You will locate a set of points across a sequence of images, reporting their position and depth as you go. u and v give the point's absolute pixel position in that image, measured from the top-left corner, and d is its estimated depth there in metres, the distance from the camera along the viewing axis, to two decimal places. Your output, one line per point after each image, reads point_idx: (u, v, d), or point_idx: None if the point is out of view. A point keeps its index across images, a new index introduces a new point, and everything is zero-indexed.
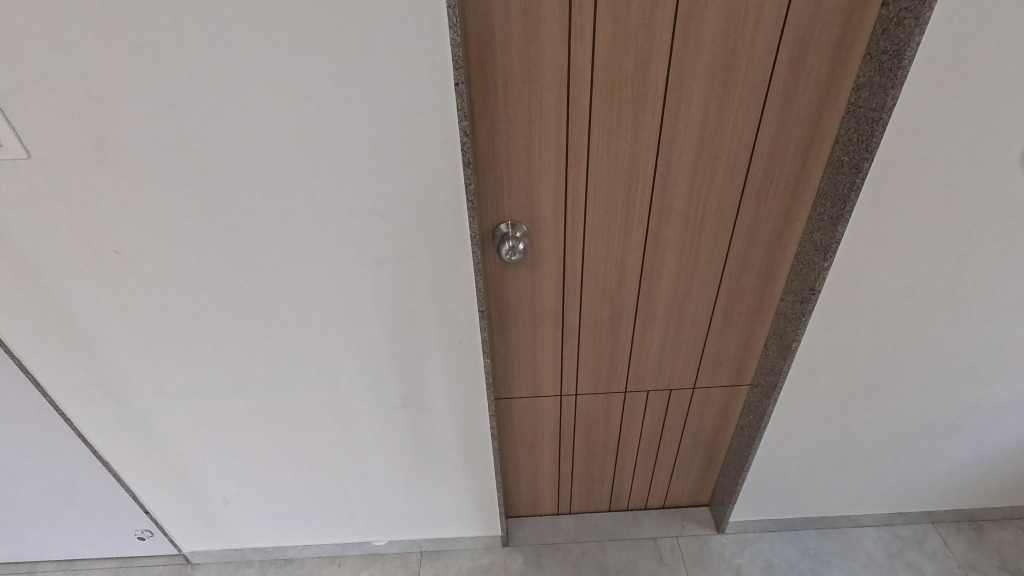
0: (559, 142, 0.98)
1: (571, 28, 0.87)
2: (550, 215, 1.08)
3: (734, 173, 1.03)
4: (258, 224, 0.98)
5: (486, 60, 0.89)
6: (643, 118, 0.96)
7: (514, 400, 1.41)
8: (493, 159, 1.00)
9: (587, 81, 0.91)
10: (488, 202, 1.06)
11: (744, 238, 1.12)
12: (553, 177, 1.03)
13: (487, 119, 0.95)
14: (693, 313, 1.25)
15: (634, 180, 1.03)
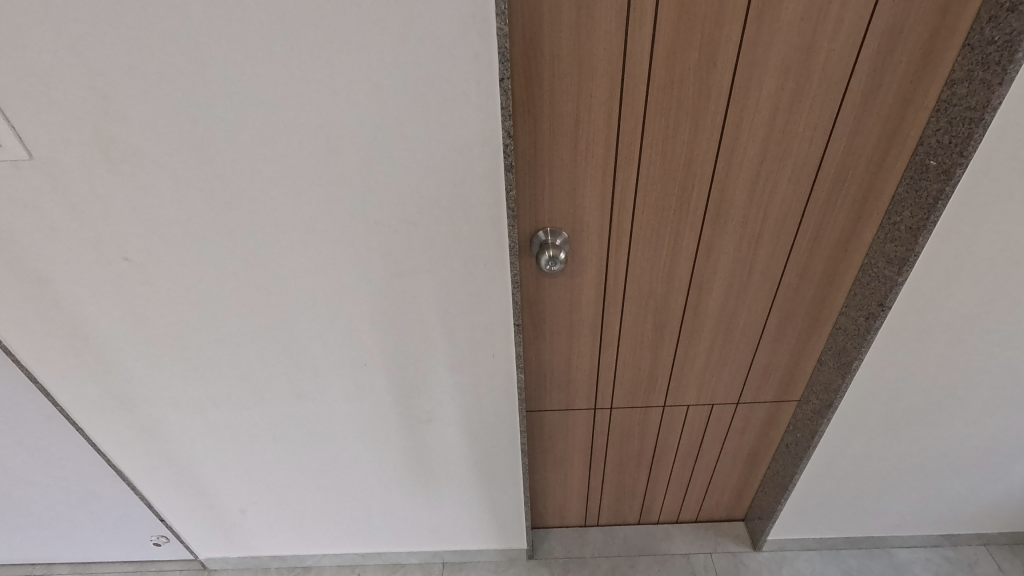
0: (608, 143, 0.89)
1: (629, 16, 0.77)
2: (594, 221, 0.99)
3: (801, 177, 0.93)
4: (278, 232, 0.90)
5: (532, 52, 0.80)
6: (704, 117, 0.86)
7: (545, 413, 1.33)
8: (535, 160, 0.91)
9: (644, 75, 0.82)
10: (527, 207, 0.97)
11: (806, 247, 1.02)
12: (599, 181, 0.93)
13: (531, 117, 0.86)
14: (742, 327, 1.16)
15: (689, 184, 0.94)
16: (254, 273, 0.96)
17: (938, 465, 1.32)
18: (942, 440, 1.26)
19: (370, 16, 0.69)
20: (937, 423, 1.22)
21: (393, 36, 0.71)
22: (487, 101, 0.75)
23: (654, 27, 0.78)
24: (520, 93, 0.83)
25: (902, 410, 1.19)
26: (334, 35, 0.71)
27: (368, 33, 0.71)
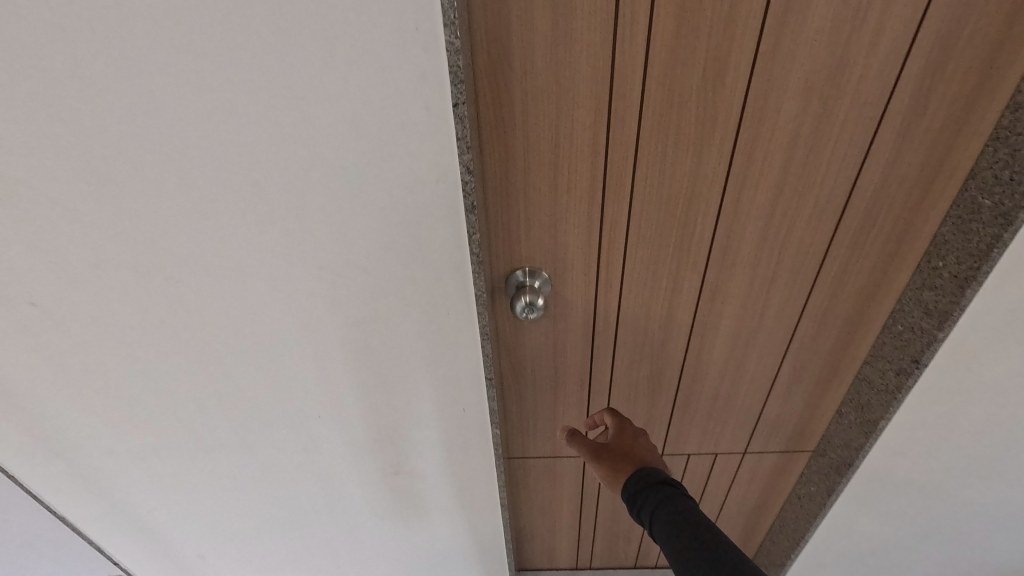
0: (594, 173, 0.75)
1: (617, 25, 0.62)
2: (579, 261, 0.85)
3: (824, 214, 0.78)
4: (205, 275, 0.77)
5: (499, 67, 0.65)
6: (709, 145, 0.71)
7: (529, 459, 1.20)
8: (507, 192, 0.77)
9: (636, 96, 0.67)
10: (500, 244, 0.83)
11: (826, 291, 0.88)
12: (584, 216, 0.79)
13: (501, 143, 0.72)
14: (751, 375, 1.01)
15: (691, 221, 0.79)
16: (182, 318, 0.83)
17: (973, 527, 1.16)
18: (979, 501, 1.11)
19: (291, 21, 0.56)
20: (974, 484, 1.07)
21: (322, 47, 0.57)
22: (441, 129, 0.61)
23: (648, 38, 0.63)
24: (486, 117, 0.69)
25: (934, 471, 1.04)
26: (250, 45, 0.58)
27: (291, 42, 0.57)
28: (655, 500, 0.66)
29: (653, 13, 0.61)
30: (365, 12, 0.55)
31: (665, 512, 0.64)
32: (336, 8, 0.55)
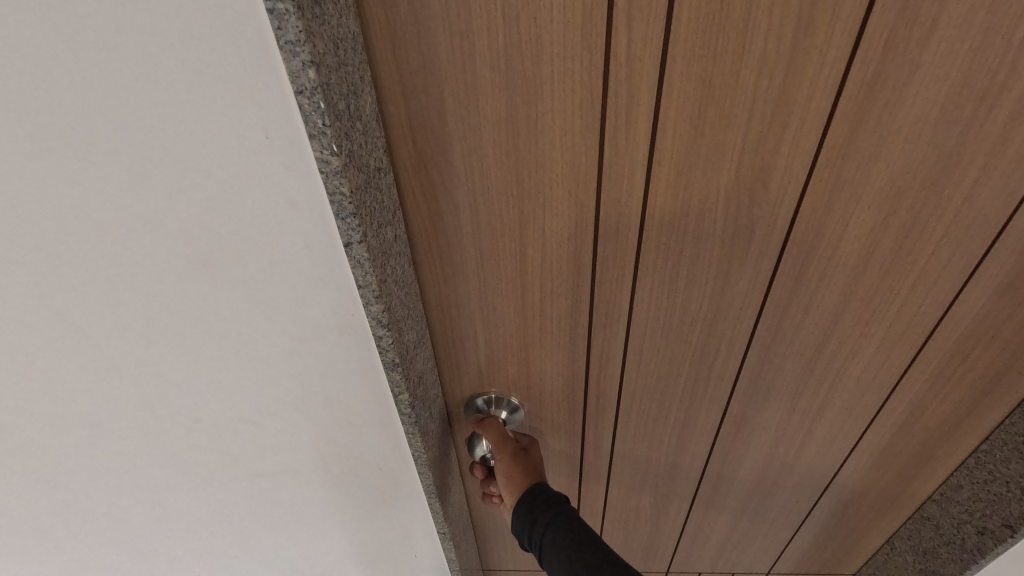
0: (576, 294, 0.53)
1: (607, 109, 0.41)
2: (561, 391, 0.63)
3: (897, 347, 0.56)
4: (19, 448, 0.53)
5: (433, 162, 0.44)
6: (741, 263, 0.50)
7: (507, 571, 1.01)
8: (457, 314, 0.56)
9: (635, 202, 0.46)
10: (450, 371, 0.61)
11: (889, 427, 0.66)
12: (565, 343, 0.58)
13: (444, 258, 0.51)
14: (780, 504, 0.80)
15: (711, 349, 0.58)
16: (1, 497, 0.59)
17: None
18: None
19: (71, 121, 0.35)
20: None
21: (132, 159, 0.36)
22: (332, 270, 0.42)
23: (654, 127, 0.41)
24: (416, 225, 0.48)
25: None
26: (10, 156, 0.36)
27: (81, 150, 0.36)
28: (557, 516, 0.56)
29: (662, 92, 0.40)
30: (192, 109, 0.35)
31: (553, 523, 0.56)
32: (142, 102, 0.34)
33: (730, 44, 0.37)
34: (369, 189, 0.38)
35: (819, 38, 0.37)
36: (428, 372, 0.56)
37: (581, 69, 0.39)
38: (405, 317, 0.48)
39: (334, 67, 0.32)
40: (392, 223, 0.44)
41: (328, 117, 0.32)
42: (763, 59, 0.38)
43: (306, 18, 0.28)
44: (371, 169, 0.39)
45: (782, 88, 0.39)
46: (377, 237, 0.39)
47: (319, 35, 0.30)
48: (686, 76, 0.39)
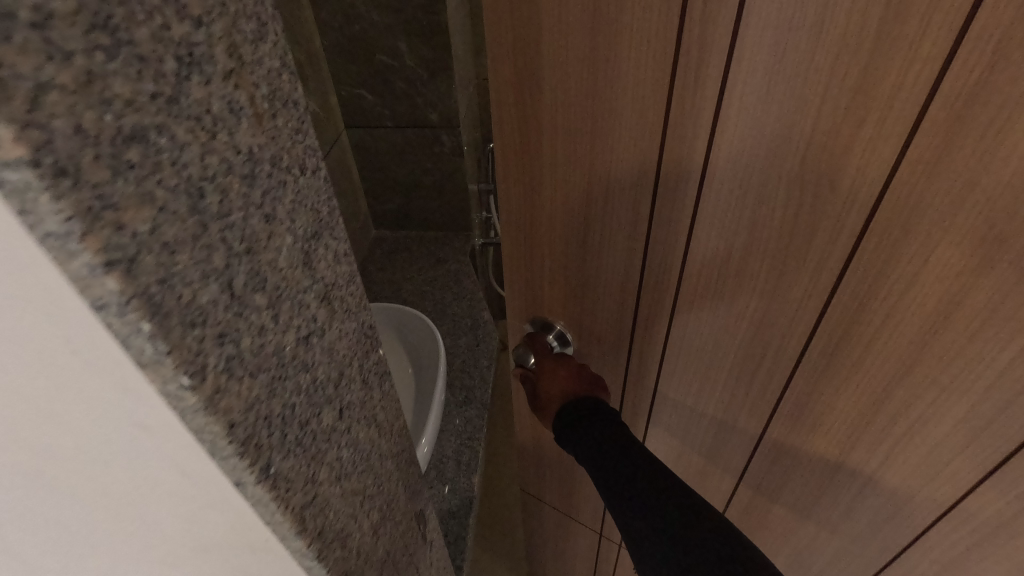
0: (632, 254, 0.56)
1: (677, 68, 0.42)
2: (606, 342, 0.66)
3: (981, 436, 0.47)
4: None
5: (527, 84, 0.50)
6: (796, 271, 0.47)
7: (542, 506, 1.09)
8: (529, 235, 0.62)
9: (694, 170, 0.47)
10: (518, 287, 0.69)
11: (965, 537, 0.56)
12: (616, 295, 0.60)
13: (526, 179, 0.57)
14: (818, 566, 0.73)
15: (758, 356, 0.56)
16: None
17: None
18: None
19: None
20: None
21: None
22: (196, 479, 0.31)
23: (721, 94, 0.42)
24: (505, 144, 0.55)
25: None
26: None
27: None
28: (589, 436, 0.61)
29: (733, 59, 0.40)
30: None
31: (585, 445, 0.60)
32: None
33: (807, 21, 0.36)
34: (254, 369, 0.30)
35: (911, 27, 0.33)
36: (360, 501, 0.43)
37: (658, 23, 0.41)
38: (296, 454, 0.34)
39: (126, 149, 0.21)
40: (280, 339, 0.31)
41: (89, 218, 0.20)
42: (840, 43, 0.35)
43: (68, 186, 0.19)
44: (224, 282, 0.27)
45: (859, 81, 0.36)
46: (262, 424, 0.31)
47: (125, 193, 0.21)
48: (757, 47, 0.38)
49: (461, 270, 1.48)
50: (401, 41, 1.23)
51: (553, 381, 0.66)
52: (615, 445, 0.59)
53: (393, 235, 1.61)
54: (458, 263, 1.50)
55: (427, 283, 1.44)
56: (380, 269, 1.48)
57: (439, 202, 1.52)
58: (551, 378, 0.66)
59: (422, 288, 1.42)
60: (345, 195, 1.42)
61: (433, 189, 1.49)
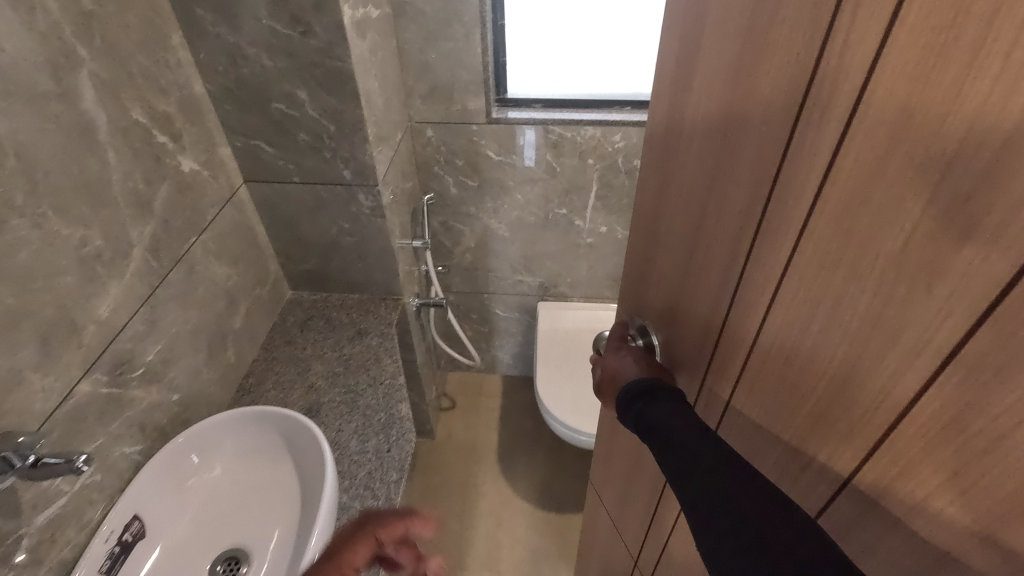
0: (723, 287, 0.51)
1: (809, 97, 0.36)
2: (688, 348, 0.59)
3: None
4: None
5: (684, 46, 0.48)
6: (872, 370, 0.38)
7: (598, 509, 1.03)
8: (648, 212, 0.60)
9: (797, 217, 0.40)
10: (629, 275, 0.69)
11: None
12: (709, 296, 0.53)
13: (660, 149, 0.55)
14: None
15: (807, 456, 0.46)
16: None
17: None
18: None
19: None
20: None
21: None
22: None
23: (840, 138, 0.35)
24: (648, 135, 0.57)
25: None
26: None
27: None
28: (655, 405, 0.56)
29: (867, 91, 0.32)
30: None
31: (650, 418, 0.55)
32: None
33: (959, 64, 0.28)
34: None
35: None
36: None
37: (793, 55, 0.37)
38: None
39: None
40: None
41: None
42: (990, 98, 0.27)
43: None
44: None
45: (1002, 152, 0.27)
46: None
47: None
48: (898, 77, 0.31)
49: (380, 347, 1.31)
50: (302, 89, 1.06)
51: (616, 357, 0.64)
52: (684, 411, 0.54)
53: (310, 296, 1.44)
54: (377, 338, 1.33)
55: (341, 364, 1.27)
56: (286, 344, 1.31)
57: (361, 264, 1.37)
58: (614, 355, 0.65)
59: (333, 372, 1.25)
60: (241, 262, 1.22)
61: (351, 252, 1.34)
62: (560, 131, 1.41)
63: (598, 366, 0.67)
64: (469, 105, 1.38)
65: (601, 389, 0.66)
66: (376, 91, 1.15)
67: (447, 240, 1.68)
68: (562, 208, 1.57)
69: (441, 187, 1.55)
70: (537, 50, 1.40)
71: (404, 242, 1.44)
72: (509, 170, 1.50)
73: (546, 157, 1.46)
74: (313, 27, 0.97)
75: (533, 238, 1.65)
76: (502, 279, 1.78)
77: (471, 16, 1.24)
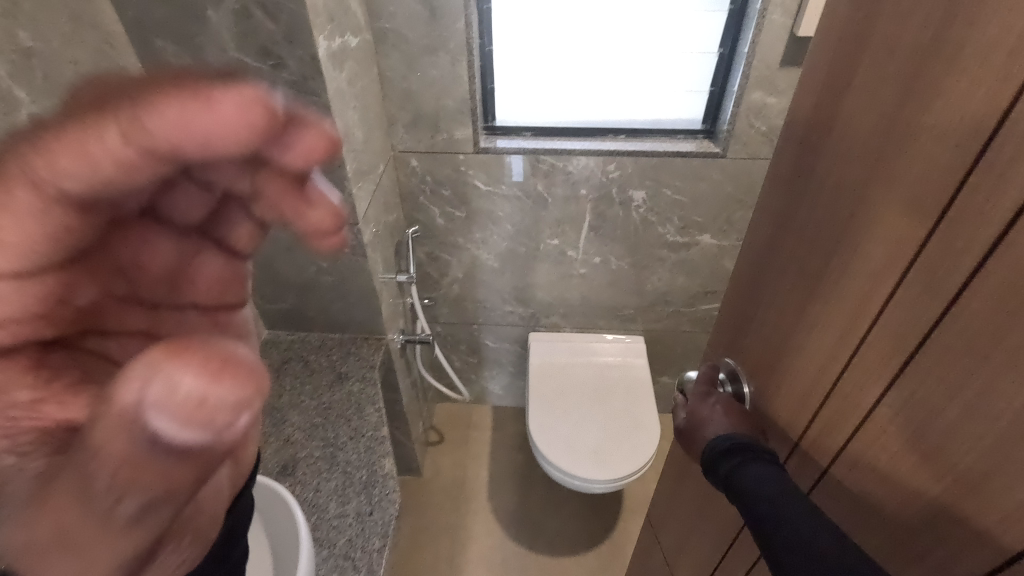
0: (839, 350, 0.49)
1: (977, 167, 0.34)
2: (787, 403, 0.58)
3: None
4: None
5: (834, 92, 0.46)
6: (1014, 476, 0.35)
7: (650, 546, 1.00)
8: (768, 254, 0.59)
9: (946, 288, 0.38)
10: (735, 319, 0.68)
11: None
12: (822, 353, 0.51)
13: (792, 192, 0.53)
14: None
15: (919, 548, 0.42)
16: None
17: None
18: None
19: None
20: None
21: None
22: None
23: (1013, 217, 0.33)
24: (781, 178, 0.56)
25: None
26: None
27: None
28: (750, 461, 0.58)
29: None
30: None
31: (743, 472, 0.58)
32: None
33: None
34: None
35: None
36: None
37: (964, 123, 0.35)
38: None
39: None
40: None
41: None
42: None
43: None
44: None
45: None
46: None
47: None
48: None
49: (362, 395, 1.22)
50: None
51: (701, 404, 0.68)
52: (779, 473, 0.56)
53: (287, 336, 1.35)
54: (358, 384, 1.25)
55: (320, 415, 1.18)
56: None
57: (341, 304, 1.28)
58: (701, 402, 0.69)
59: (311, 424, 1.17)
60: None
61: (330, 291, 1.26)
62: (552, 160, 1.34)
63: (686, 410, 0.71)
64: (456, 134, 1.31)
65: (689, 436, 0.69)
66: (355, 125, 1.08)
67: (433, 270, 1.60)
68: (554, 239, 1.50)
69: (427, 218, 1.48)
70: (528, 76, 1.33)
71: (388, 277, 1.36)
72: (498, 201, 1.43)
73: (537, 187, 1.40)
74: (284, 60, 0.89)
75: (523, 268, 1.58)
76: (491, 310, 1.70)
77: (458, 43, 1.17)
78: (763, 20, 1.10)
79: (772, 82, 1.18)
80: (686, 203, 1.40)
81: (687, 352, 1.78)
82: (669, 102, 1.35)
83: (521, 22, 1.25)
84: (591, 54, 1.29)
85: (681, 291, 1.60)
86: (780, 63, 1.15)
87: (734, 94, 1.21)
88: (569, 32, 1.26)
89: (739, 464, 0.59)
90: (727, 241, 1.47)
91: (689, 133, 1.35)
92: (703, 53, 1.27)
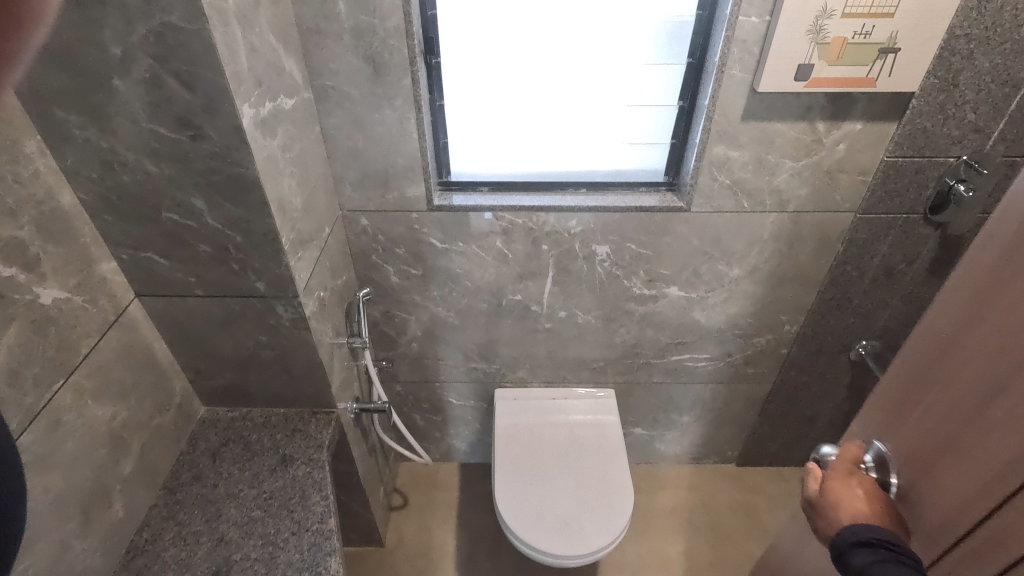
0: (1012, 465, 0.47)
1: None
2: (945, 504, 0.55)
3: None
4: None
5: None
6: None
7: None
8: (951, 337, 0.56)
9: None
10: (891, 400, 0.65)
11: None
12: (1000, 457, 0.48)
13: (995, 277, 0.50)
14: None
15: None
16: None
17: None
18: None
19: None
20: None
21: None
22: None
23: None
24: (982, 261, 0.53)
25: None
26: None
27: None
28: (892, 563, 0.55)
29: None
30: None
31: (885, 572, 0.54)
32: None
33: None
34: None
35: None
36: None
37: None
38: None
39: None
40: None
41: None
42: None
43: None
44: None
45: None
46: None
47: None
48: None
49: (307, 481, 1.11)
50: (199, 197, 0.89)
51: (845, 484, 0.63)
52: None
53: (227, 414, 1.23)
54: (304, 468, 1.13)
55: (259, 506, 1.07)
56: (194, 481, 1.10)
57: (285, 378, 1.18)
58: (843, 480, 0.63)
59: (248, 518, 1.05)
60: (134, 392, 1.02)
61: (272, 365, 1.15)
62: (511, 217, 1.28)
63: (822, 484, 0.66)
64: (407, 192, 1.23)
65: (818, 508, 0.65)
66: (293, 192, 0.99)
67: (389, 329, 1.51)
68: (516, 294, 1.42)
69: (381, 276, 1.39)
70: (484, 130, 1.27)
71: (338, 343, 1.26)
72: (457, 258, 1.35)
73: (496, 244, 1.32)
74: (204, 130, 0.81)
75: (485, 325, 1.50)
76: (453, 367, 1.61)
77: (405, 99, 1.09)
78: (721, 75, 1.06)
79: (734, 136, 1.14)
80: (652, 256, 1.34)
81: (659, 403, 1.71)
82: (631, 154, 1.30)
83: (473, 76, 1.19)
84: (548, 107, 1.23)
85: (650, 342, 1.54)
86: (741, 117, 1.11)
87: (695, 147, 1.16)
88: (522, 90, 1.21)
89: (876, 561, 0.55)
90: (695, 293, 1.42)
91: (652, 186, 1.31)
92: (664, 105, 1.22)
